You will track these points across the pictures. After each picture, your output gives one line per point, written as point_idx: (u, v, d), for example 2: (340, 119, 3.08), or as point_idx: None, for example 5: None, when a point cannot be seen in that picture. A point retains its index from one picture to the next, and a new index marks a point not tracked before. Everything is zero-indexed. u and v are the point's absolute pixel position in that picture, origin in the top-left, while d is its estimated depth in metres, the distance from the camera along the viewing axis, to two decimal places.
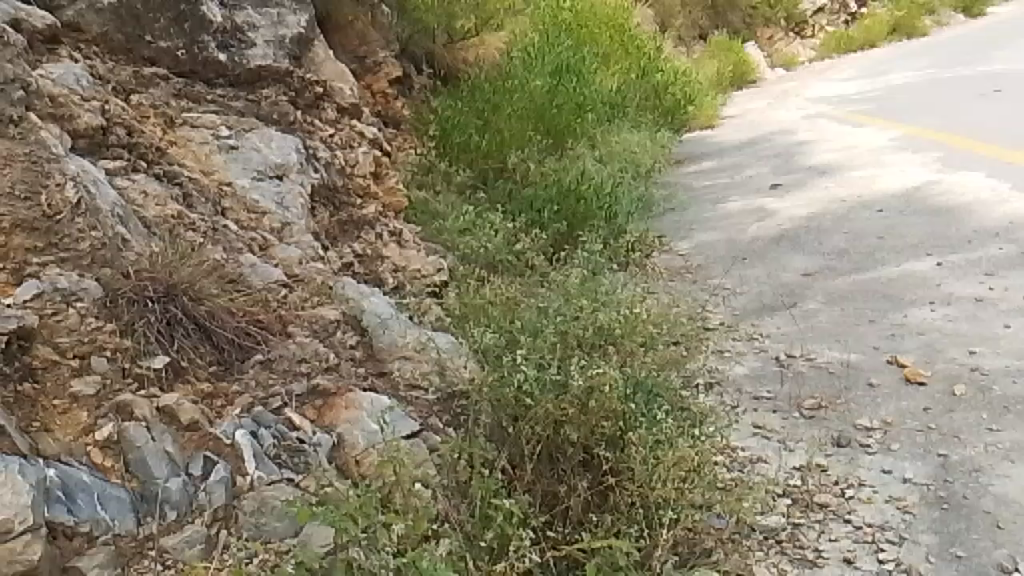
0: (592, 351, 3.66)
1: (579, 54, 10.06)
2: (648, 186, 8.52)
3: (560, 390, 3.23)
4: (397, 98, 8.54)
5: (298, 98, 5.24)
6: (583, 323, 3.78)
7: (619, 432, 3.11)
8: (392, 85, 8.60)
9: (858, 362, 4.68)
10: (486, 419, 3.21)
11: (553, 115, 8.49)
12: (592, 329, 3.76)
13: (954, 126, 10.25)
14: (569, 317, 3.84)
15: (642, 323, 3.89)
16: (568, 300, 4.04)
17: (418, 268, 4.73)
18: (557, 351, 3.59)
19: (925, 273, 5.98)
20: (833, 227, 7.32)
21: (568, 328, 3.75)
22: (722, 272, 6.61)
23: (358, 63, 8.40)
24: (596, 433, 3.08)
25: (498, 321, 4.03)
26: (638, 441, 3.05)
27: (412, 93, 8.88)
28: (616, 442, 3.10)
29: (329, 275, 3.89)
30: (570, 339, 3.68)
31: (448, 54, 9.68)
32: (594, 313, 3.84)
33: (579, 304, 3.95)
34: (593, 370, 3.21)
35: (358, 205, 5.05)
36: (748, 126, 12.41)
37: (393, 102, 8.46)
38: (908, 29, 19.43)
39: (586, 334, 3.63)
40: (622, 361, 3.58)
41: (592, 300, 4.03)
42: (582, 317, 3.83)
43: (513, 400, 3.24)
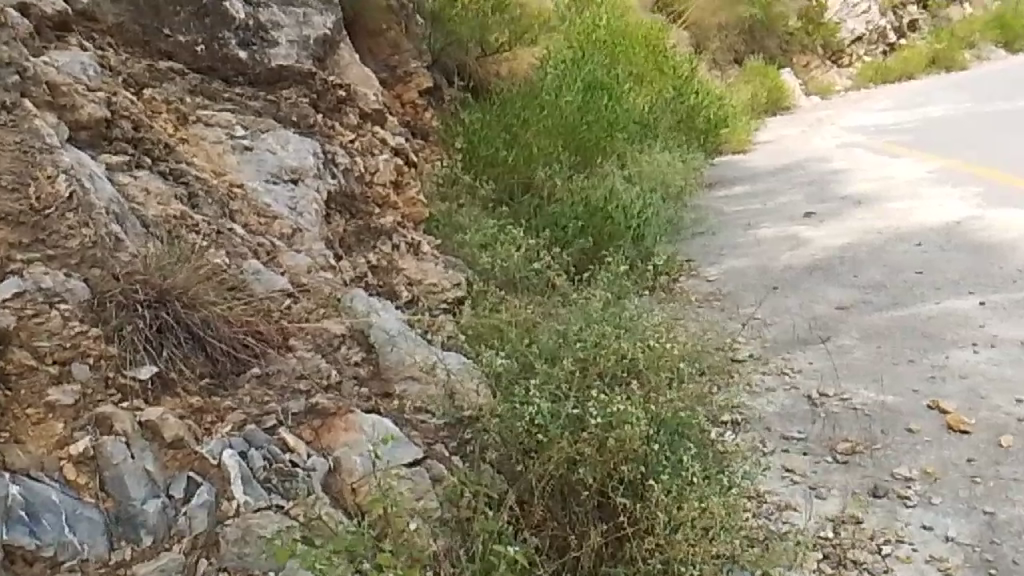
0: (613, 382, 3.43)
1: (611, 72, 9.87)
2: (677, 209, 8.28)
3: (577, 427, 3.02)
4: (426, 108, 8.37)
5: (319, 100, 5.06)
6: (604, 351, 3.55)
7: (640, 477, 2.87)
8: (422, 95, 8.45)
9: (896, 404, 4.40)
10: (493, 454, 3.02)
11: (583, 132, 8.28)
12: (613, 356, 3.53)
13: (995, 160, 9.93)
14: (589, 344, 3.61)
15: (668, 353, 3.66)
16: (590, 325, 3.81)
17: (434, 283, 4.55)
18: (575, 382, 3.37)
19: (967, 313, 5.67)
20: (869, 259, 7.04)
21: (587, 357, 3.53)
22: (753, 301, 6.34)
23: (387, 71, 8.25)
24: (614, 476, 2.86)
25: (515, 343, 3.81)
26: (660, 489, 2.82)
27: (442, 104, 8.68)
28: (635, 486, 2.87)
29: (338, 286, 3.68)
30: (590, 369, 3.46)
31: (480, 67, 9.51)
32: (616, 341, 3.61)
33: (600, 329, 3.72)
34: (612, 407, 3.00)
35: (376, 214, 4.85)
36: (782, 152, 12.14)
37: (423, 112, 8.29)
38: (947, 62, 19.11)
39: (607, 365, 3.41)
40: (645, 394, 3.35)
41: (614, 326, 3.80)
42: (602, 344, 3.60)
43: (524, 434, 3.03)
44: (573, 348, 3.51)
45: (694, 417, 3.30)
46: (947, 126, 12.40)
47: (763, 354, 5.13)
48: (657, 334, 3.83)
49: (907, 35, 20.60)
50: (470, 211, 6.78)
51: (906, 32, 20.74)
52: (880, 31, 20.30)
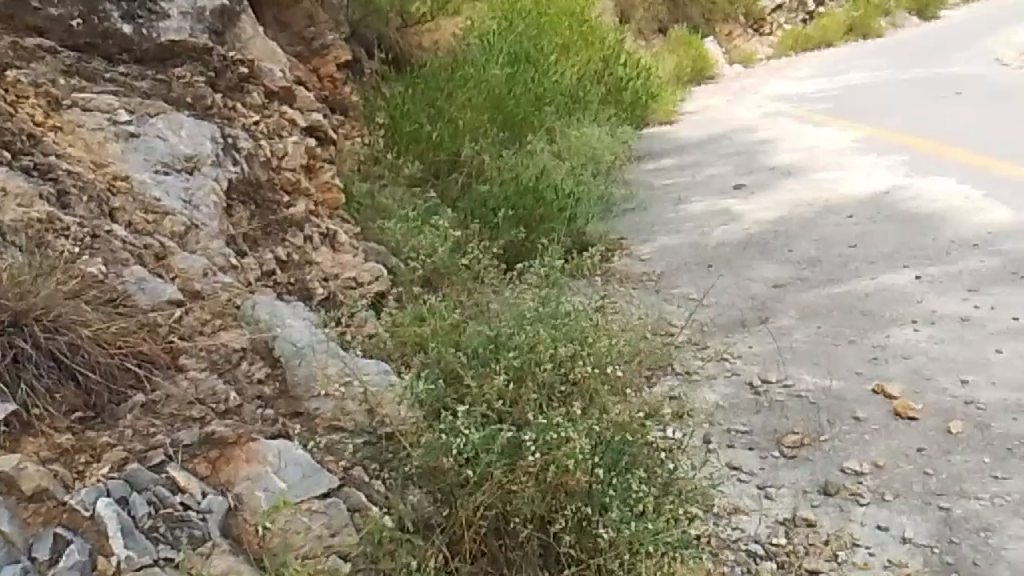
0: (550, 394, 3.18)
1: (537, 43, 9.53)
2: (608, 184, 8.02)
3: (514, 454, 2.75)
4: (345, 83, 7.89)
5: (218, 79, 4.58)
6: (540, 358, 3.29)
7: (587, 513, 2.61)
8: (340, 69, 7.97)
9: (841, 390, 4.23)
10: (415, 493, 2.70)
11: (509, 107, 7.94)
12: (550, 364, 3.27)
13: (918, 128, 9.95)
14: (523, 349, 3.34)
15: (609, 362, 3.43)
16: (524, 326, 3.54)
17: (355, 277, 4.24)
18: (508, 398, 3.11)
19: (904, 288, 5.57)
20: (802, 233, 6.91)
21: (521, 365, 3.27)
22: (687, 281, 6.15)
23: (303, 44, 7.73)
24: (558, 512, 2.60)
25: (445, 348, 3.52)
26: (606, 525, 2.58)
27: (362, 79, 8.29)
28: (582, 523, 2.61)
29: (239, 292, 3.29)
30: (525, 380, 3.20)
31: (399, 38, 9.03)
32: (553, 346, 3.35)
33: (536, 330, 3.46)
34: (552, 436, 2.74)
35: (286, 203, 4.41)
36: (709, 122, 11.99)
37: (342, 87, 7.81)
38: (863, 31, 19.32)
39: (544, 375, 3.14)
40: (586, 412, 3.10)
41: (549, 325, 3.53)
42: (538, 351, 3.33)
43: (451, 468, 2.71)
44: (506, 356, 3.24)
45: (640, 426, 3.05)
46: (869, 94, 12.45)
47: (702, 338, 4.93)
48: (596, 335, 3.58)
49: (825, 2, 20.69)
50: (392, 194, 6.40)
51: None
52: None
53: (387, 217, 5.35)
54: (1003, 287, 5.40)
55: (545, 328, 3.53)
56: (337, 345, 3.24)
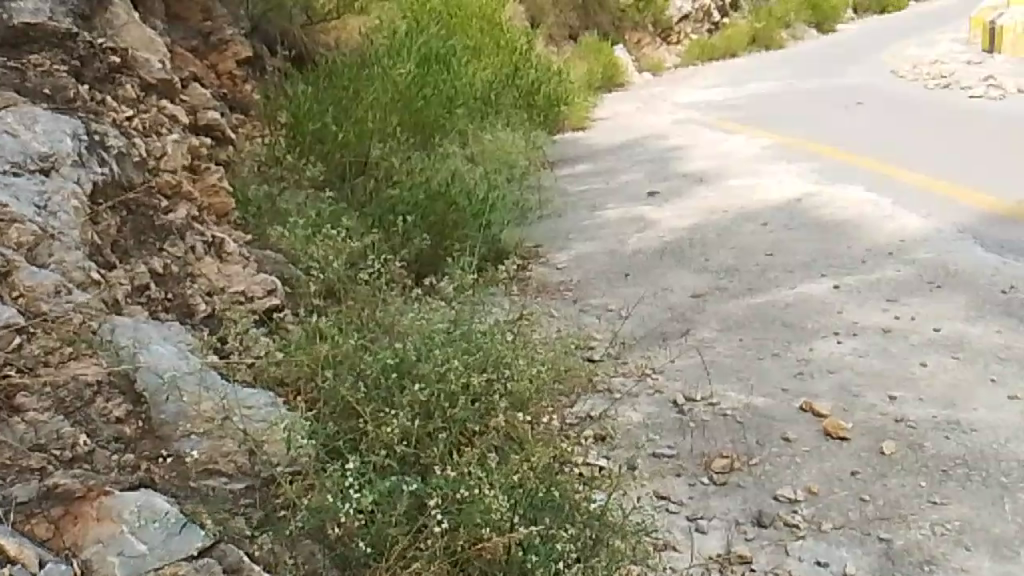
0: (463, 429, 2.86)
1: (447, 44, 9.18)
2: (522, 191, 7.73)
3: (416, 516, 2.50)
4: (245, 81, 7.40)
5: (84, 68, 4.04)
6: (451, 390, 2.97)
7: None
8: (240, 66, 7.45)
9: (767, 408, 4.02)
10: (303, 557, 2.39)
11: (419, 107, 7.55)
12: (462, 395, 2.96)
13: (825, 135, 10.03)
14: (430, 377, 3.01)
15: (530, 391, 3.13)
16: (433, 349, 3.20)
17: (245, 289, 3.96)
18: (415, 438, 2.78)
19: (823, 297, 5.44)
20: (718, 241, 6.75)
21: (429, 399, 2.94)
22: (604, 290, 5.90)
23: (198, 38, 7.18)
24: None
25: (346, 375, 3.13)
26: None
27: (263, 76, 7.76)
28: None
29: (95, 314, 2.81)
30: (433, 417, 2.88)
31: (305, 36, 8.55)
32: (466, 374, 3.03)
33: (447, 354, 3.14)
34: (462, 493, 2.47)
35: (164, 209, 3.96)
36: (621, 129, 11.86)
37: (241, 85, 7.33)
38: (765, 41, 19.73)
39: (455, 412, 2.82)
40: (502, 456, 2.81)
41: (461, 350, 3.21)
42: (448, 380, 3.01)
43: (345, 535, 2.40)
44: (412, 390, 2.90)
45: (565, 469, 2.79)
46: (776, 102, 12.59)
47: (622, 352, 4.65)
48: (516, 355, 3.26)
49: (729, 13, 20.98)
50: (293, 199, 5.93)
51: (729, 10, 21.22)
52: (705, 10, 20.58)
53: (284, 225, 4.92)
54: (922, 297, 5.33)
55: (457, 352, 3.21)
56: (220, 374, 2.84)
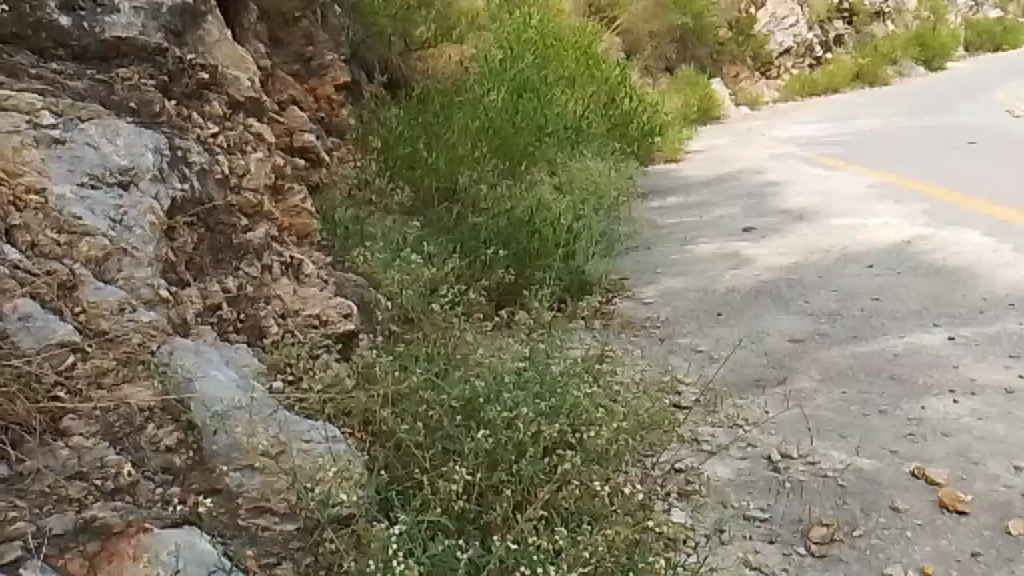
0: (531, 483, 2.64)
1: (540, 73, 9.10)
2: (609, 221, 7.34)
3: None
4: (344, 105, 7.44)
5: (172, 84, 4.01)
6: (518, 440, 2.77)
7: None
8: (338, 91, 7.49)
9: (874, 471, 3.64)
10: None
11: (508, 135, 7.43)
12: (530, 446, 2.75)
13: (935, 175, 9.45)
14: (497, 425, 2.80)
15: (605, 442, 2.89)
16: (503, 392, 2.99)
17: (321, 313, 3.82)
18: (476, 493, 2.58)
19: (936, 348, 5.00)
20: (819, 282, 6.35)
21: (495, 448, 2.74)
22: (694, 329, 5.58)
23: (299, 63, 7.24)
24: None
25: (410, 414, 2.96)
26: None
27: (360, 101, 7.79)
28: None
29: (155, 333, 2.70)
30: (497, 469, 2.67)
31: (403, 65, 8.62)
32: (536, 422, 2.82)
33: (516, 398, 2.93)
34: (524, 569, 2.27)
35: (243, 227, 3.87)
36: (716, 162, 11.48)
37: (339, 109, 7.36)
38: (870, 78, 19.00)
39: (523, 466, 2.61)
40: (570, 521, 2.59)
41: (530, 395, 3.00)
42: (515, 428, 2.80)
43: None
44: (477, 436, 2.70)
45: (641, 540, 2.56)
46: (881, 139, 12.01)
47: (711, 399, 4.33)
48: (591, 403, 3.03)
49: (832, 48, 20.34)
50: (379, 221, 5.84)
51: (831, 45, 20.56)
52: (807, 44, 19.83)
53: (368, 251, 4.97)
54: None
55: (527, 397, 3.00)
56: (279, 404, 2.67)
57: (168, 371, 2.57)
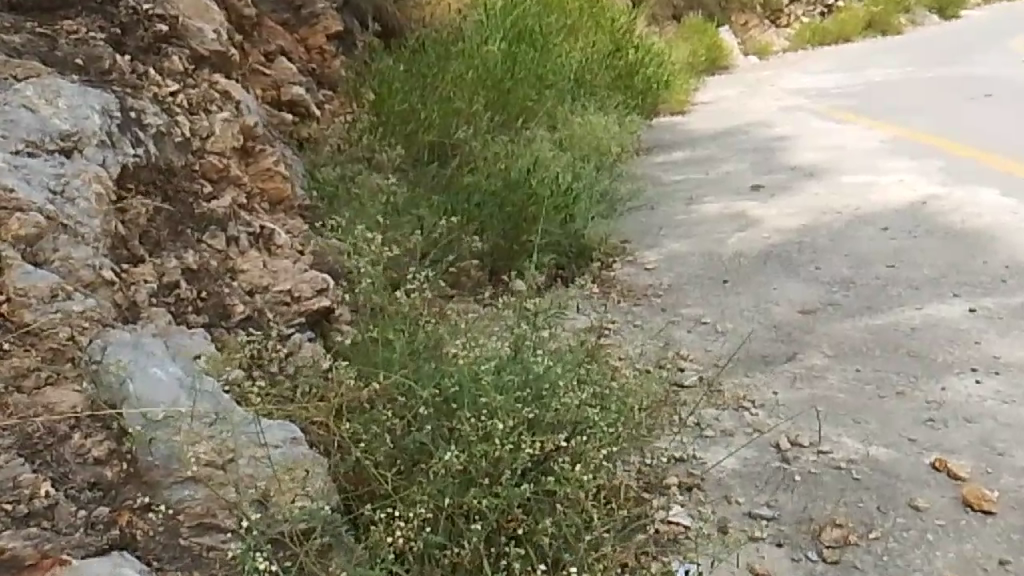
0: (507, 509, 2.44)
1: (541, 21, 8.65)
2: (611, 179, 6.98)
3: None
4: (336, 56, 7.10)
5: (125, 37, 3.67)
6: (495, 456, 2.50)
7: None
8: (331, 41, 7.15)
9: (891, 462, 3.37)
10: None
11: (507, 88, 7.05)
12: (509, 467, 2.51)
13: (950, 129, 9.03)
14: (471, 438, 2.54)
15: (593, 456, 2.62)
16: (479, 394, 2.70)
17: (293, 289, 3.51)
18: (444, 522, 2.39)
19: (956, 322, 4.69)
20: (831, 246, 6.02)
21: (468, 464, 2.51)
22: (698, 298, 5.26)
23: (289, 12, 6.88)
24: None
25: (374, 422, 2.68)
26: None
27: (354, 53, 7.42)
28: None
29: (89, 327, 2.48)
30: (470, 491, 2.44)
31: (399, 14, 8.19)
32: (515, 435, 2.56)
33: (495, 403, 2.65)
34: None
35: (208, 194, 3.56)
36: (723, 114, 11.05)
37: (331, 62, 7.01)
38: (882, 27, 18.31)
39: (498, 495, 2.38)
40: (548, 555, 2.42)
41: (512, 395, 2.71)
42: (490, 443, 2.53)
43: None
44: (446, 455, 2.44)
45: None
46: (893, 91, 11.52)
47: (716, 377, 4.05)
48: (578, 404, 2.76)
49: None
50: (369, 179, 5.53)
51: None
52: None
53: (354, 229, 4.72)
54: None
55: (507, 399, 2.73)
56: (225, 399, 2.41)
57: (99, 371, 2.37)
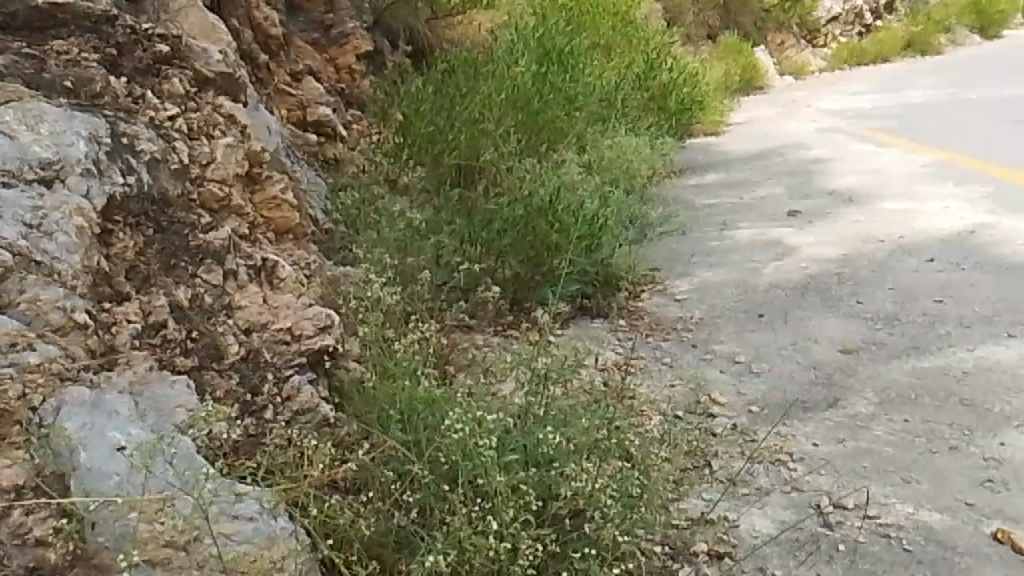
0: None
1: (573, 39, 8.42)
2: (641, 204, 6.69)
3: None
4: (365, 75, 6.93)
5: (122, 57, 3.50)
6: (490, 554, 2.23)
7: None
8: (360, 60, 6.98)
9: (947, 531, 3.05)
10: None
11: (536, 109, 6.81)
12: (506, 567, 2.24)
13: (995, 153, 8.60)
14: (464, 530, 2.26)
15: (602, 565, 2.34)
16: (478, 475, 2.42)
17: (296, 326, 3.19)
18: None
19: (1012, 365, 4.32)
20: (873, 278, 5.67)
21: (459, 562, 2.24)
22: (731, 333, 4.93)
23: (318, 30, 6.71)
24: None
25: (360, 504, 2.44)
26: None
27: (383, 72, 7.23)
28: None
29: (50, 382, 2.33)
30: None
31: (430, 33, 8.01)
32: (515, 529, 2.28)
33: (495, 486, 2.37)
34: None
35: (207, 224, 3.33)
36: (758, 135, 10.71)
37: (360, 81, 6.83)
38: (921, 46, 17.82)
39: None
40: None
41: (514, 476, 2.43)
42: (486, 537, 2.26)
43: None
44: (432, 554, 2.17)
45: None
46: (934, 112, 11.09)
47: (751, 427, 3.73)
48: (592, 487, 2.47)
49: (883, 15, 19.08)
50: (390, 203, 5.31)
51: (881, 12, 19.32)
52: (856, 11, 18.72)
53: (366, 261, 4.49)
54: None
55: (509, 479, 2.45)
56: (177, 474, 2.17)
57: (50, 438, 2.20)
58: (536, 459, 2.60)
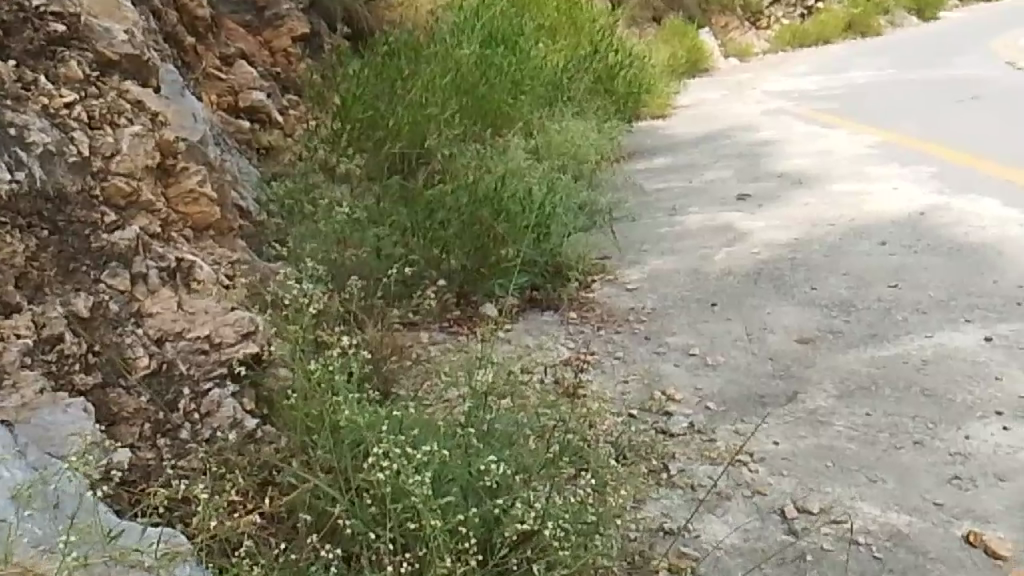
0: None
1: (518, 22, 8.17)
2: (591, 189, 6.46)
3: None
4: (302, 59, 6.58)
5: (9, 39, 3.20)
6: None
7: None
8: (297, 43, 6.62)
9: (917, 536, 2.89)
10: None
11: (481, 94, 6.54)
12: None
13: (938, 133, 8.59)
14: None
15: None
16: (411, 518, 2.19)
17: (211, 334, 2.90)
18: None
19: (971, 353, 4.20)
20: (825, 263, 5.53)
21: None
22: (685, 323, 4.74)
23: (251, 12, 6.34)
24: None
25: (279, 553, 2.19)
26: None
27: (320, 55, 6.89)
28: None
29: None
30: None
31: (369, 14, 7.68)
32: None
33: (429, 530, 2.13)
34: None
35: (110, 220, 3.01)
36: (705, 118, 10.59)
37: (296, 65, 6.47)
38: (861, 28, 17.92)
39: None
40: None
41: (451, 517, 2.20)
42: None
43: None
44: None
45: None
46: (877, 93, 11.09)
47: (708, 425, 3.55)
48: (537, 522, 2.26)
49: None
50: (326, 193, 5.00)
51: None
52: None
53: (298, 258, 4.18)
54: None
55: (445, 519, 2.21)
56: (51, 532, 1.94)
57: None
58: (475, 491, 2.36)
